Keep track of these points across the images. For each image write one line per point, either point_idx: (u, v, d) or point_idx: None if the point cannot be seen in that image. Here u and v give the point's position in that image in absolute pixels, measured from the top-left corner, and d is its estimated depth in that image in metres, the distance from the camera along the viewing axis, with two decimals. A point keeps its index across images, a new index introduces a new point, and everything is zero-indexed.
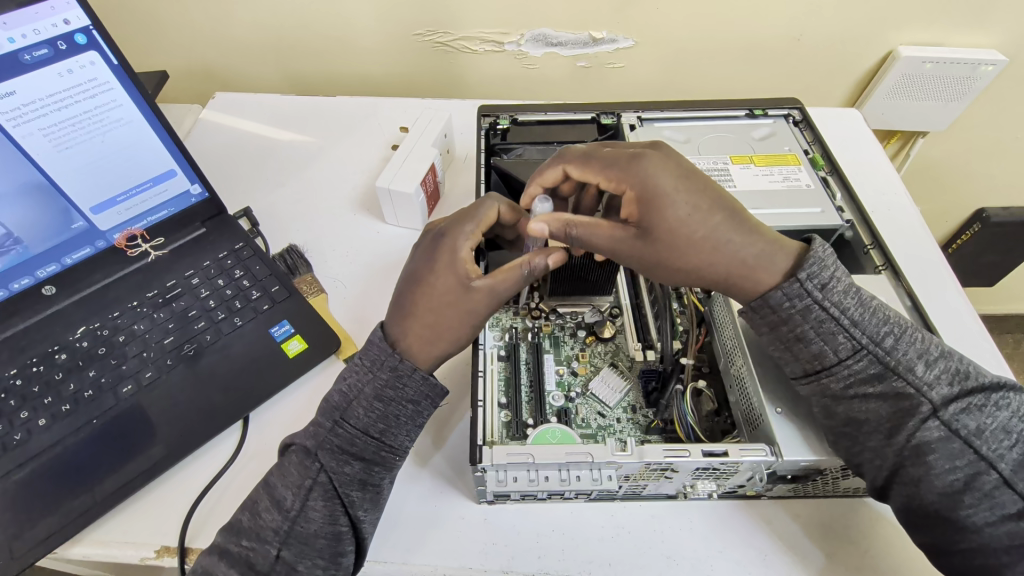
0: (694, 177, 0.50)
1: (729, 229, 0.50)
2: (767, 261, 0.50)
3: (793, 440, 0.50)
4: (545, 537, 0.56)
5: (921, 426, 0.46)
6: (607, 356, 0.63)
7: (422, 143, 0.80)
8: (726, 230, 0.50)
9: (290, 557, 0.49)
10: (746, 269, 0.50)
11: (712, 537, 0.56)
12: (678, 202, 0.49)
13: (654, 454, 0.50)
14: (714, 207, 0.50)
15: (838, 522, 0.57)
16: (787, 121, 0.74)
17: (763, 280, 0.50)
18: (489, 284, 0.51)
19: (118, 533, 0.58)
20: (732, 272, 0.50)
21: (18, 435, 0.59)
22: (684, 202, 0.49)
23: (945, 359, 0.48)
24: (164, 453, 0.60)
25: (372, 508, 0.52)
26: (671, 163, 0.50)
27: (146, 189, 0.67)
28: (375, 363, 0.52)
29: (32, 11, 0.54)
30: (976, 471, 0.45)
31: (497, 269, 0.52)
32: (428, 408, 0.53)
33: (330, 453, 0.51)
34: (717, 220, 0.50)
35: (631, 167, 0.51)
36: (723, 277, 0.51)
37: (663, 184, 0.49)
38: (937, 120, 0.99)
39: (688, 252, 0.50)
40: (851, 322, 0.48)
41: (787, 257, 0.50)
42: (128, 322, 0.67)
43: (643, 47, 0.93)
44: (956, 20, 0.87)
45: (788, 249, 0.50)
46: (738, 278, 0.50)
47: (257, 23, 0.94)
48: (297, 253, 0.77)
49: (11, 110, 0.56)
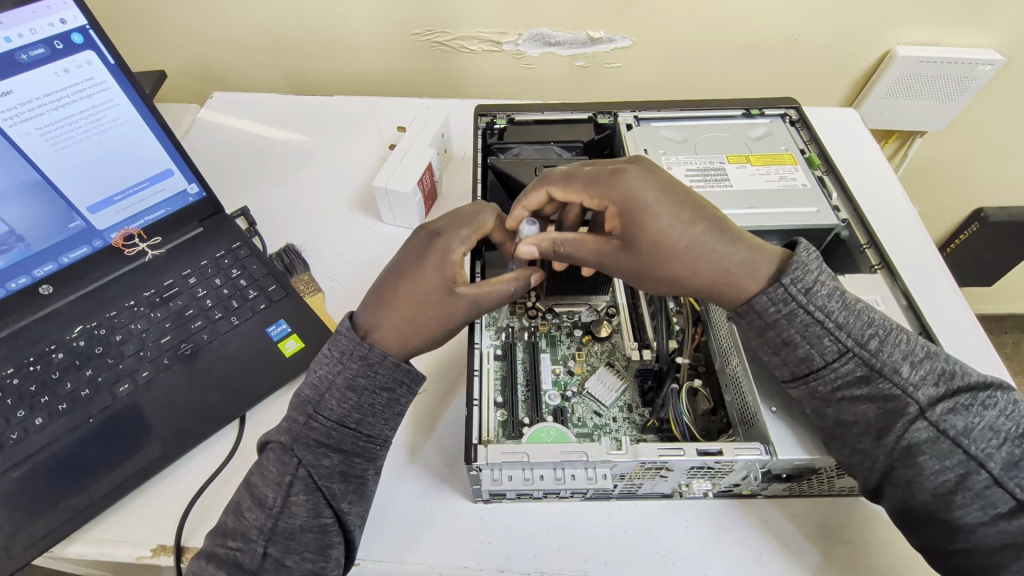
0: (675, 190, 0.52)
1: (711, 239, 0.51)
2: (751, 268, 0.50)
3: (786, 439, 0.51)
4: (540, 536, 0.56)
5: (909, 428, 0.46)
6: (603, 355, 0.63)
7: (419, 143, 0.80)
8: (709, 240, 0.51)
9: (277, 553, 0.49)
10: (729, 276, 0.50)
11: (707, 536, 0.56)
12: (659, 214, 0.51)
13: (649, 453, 0.50)
14: (696, 219, 0.51)
15: (834, 521, 0.57)
16: (784, 120, 0.74)
17: (747, 287, 0.50)
18: (473, 294, 0.52)
19: (115, 532, 0.58)
20: (716, 279, 0.51)
21: (15, 434, 0.59)
22: (666, 215, 0.51)
23: (932, 359, 0.48)
24: (161, 451, 0.60)
25: (356, 501, 0.52)
26: (651, 178, 0.52)
27: (143, 189, 0.67)
28: (345, 353, 0.51)
29: (28, 10, 0.54)
30: (966, 470, 0.45)
31: (484, 281, 0.53)
32: (405, 395, 0.53)
33: (306, 447, 0.51)
34: (699, 231, 0.51)
35: (612, 183, 0.52)
36: (707, 284, 0.51)
37: (645, 198, 0.51)
38: (935, 120, 0.99)
39: (671, 261, 0.51)
40: (835, 326, 0.48)
41: (771, 262, 0.51)
42: (125, 321, 0.67)
43: (641, 47, 0.93)
44: (954, 20, 0.87)
45: (772, 255, 0.51)
46: (721, 285, 0.51)
47: (257, 23, 0.95)
48: (294, 252, 0.78)
49: (8, 109, 0.56)
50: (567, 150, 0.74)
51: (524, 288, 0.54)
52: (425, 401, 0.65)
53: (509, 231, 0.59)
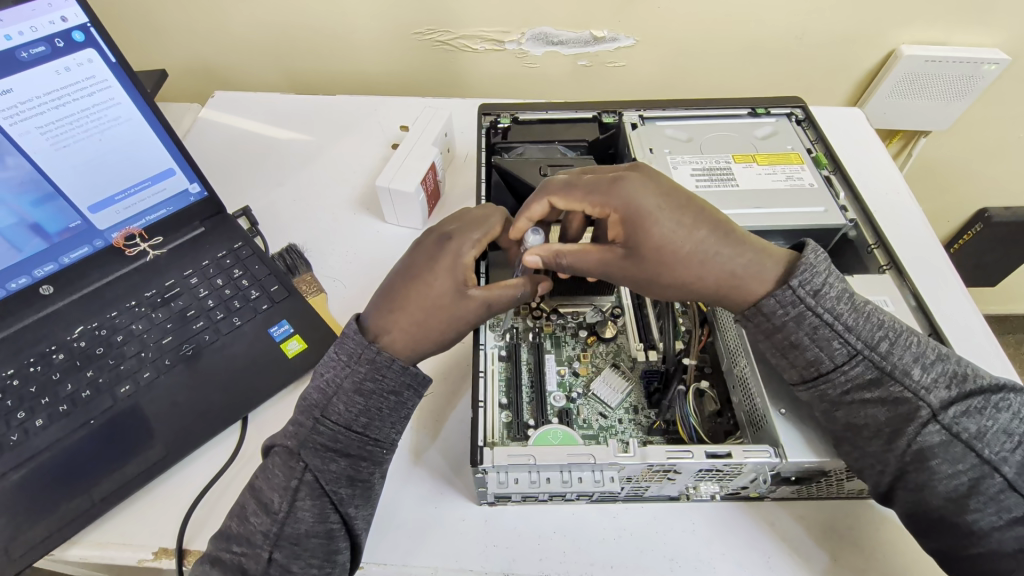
0: (676, 196, 0.52)
1: (715, 243, 0.50)
2: (757, 271, 0.50)
3: (795, 441, 0.50)
4: (546, 539, 0.56)
5: (921, 432, 0.45)
6: (609, 356, 0.62)
7: (422, 142, 0.79)
8: (713, 245, 0.50)
9: (283, 559, 0.48)
10: (736, 280, 0.50)
11: (715, 539, 0.56)
12: (662, 220, 0.50)
13: (657, 456, 0.50)
14: (698, 223, 0.51)
15: (841, 524, 0.56)
16: (790, 119, 0.74)
17: (754, 289, 0.50)
18: (483, 296, 0.52)
19: (117, 535, 0.57)
20: (723, 283, 0.50)
21: (16, 435, 0.59)
22: (668, 220, 0.50)
23: (942, 362, 0.48)
24: (163, 453, 0.60)
25: (363, 504, 0.52)
26: (651, 183, 0.51)
27: (144, 189, 0.67)
28: (352, 357, 0.51)
29: (29, 8, 0.54)
30: (980, 475, 0.44)
31: (495, 284, 0.53)
32: (412, 398, 0.52)
33: (313, 452, 0.50)
34: (703, 235, 0.50)
35: (612, 191, 0.51)
36: (714, 288, 0.51)
37: (647, 204, 0.50)
38: (938, 120, 0.98)
39: (676, 268, 0.50)
40: (845, 328, 0.48)
41: (777, 264, 0.50)
42: (126, 321, 0.66)
43: (643, 46, 0.93)
44: (958, 19, 0.87)
45: (778, 258, 0.50)
46: (727, 289, 0.50)
47: (257, 22, 0.94)
48: (297, 252, 0.77)
49: (10, 108, 0.55)
50: (572, 150, 0.72)
51: (533, 292, 0.55)
52: (428, 402, 0.65)
53: (515, 240, 0.57)
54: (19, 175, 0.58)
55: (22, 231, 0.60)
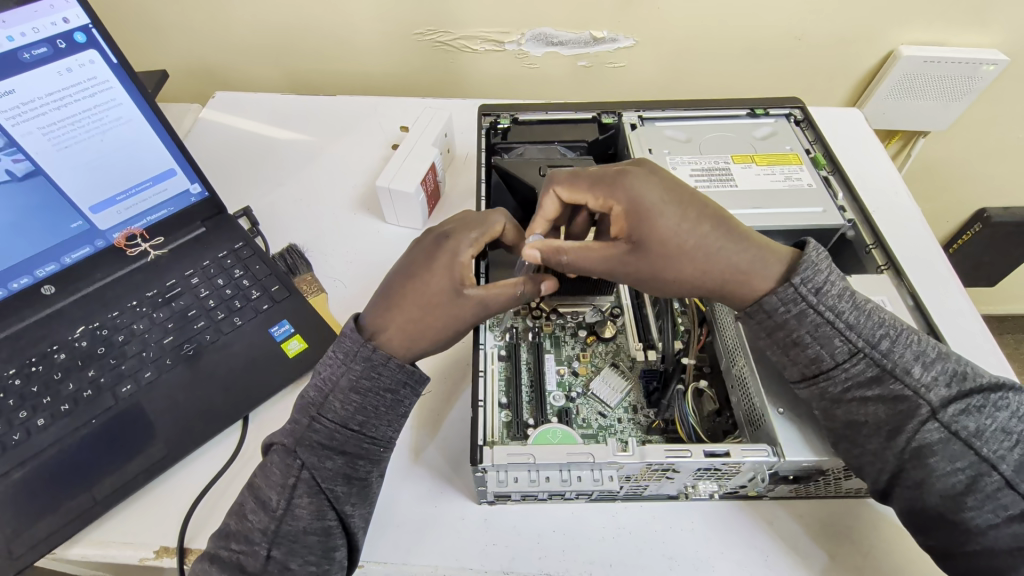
0: (680, 190, 0.52)
1: (720, 237, 0.51)
2: (761, 267, 0.50)
3: (793, 440, 0.50)
4: (545, 538, 0.56)
5: (920, 429, 0.46)
6: (608, 356, 0.63)
7: (422, 142, 0.79)
8: (718, 239, 0.51)
9: (281, 556, 0.48)
10: (741, 275, 0.50)
11: (713, 538, 0.56)
12: (667, 214, 0.51)
13: (655, 455, 0.50)
14: (702, 218, 0.51)
15: (839, 522, 0.57)
16: (789, 120, 0.74)
17: (760, 285, 0.50)
18: (478, 297, 0.52)
19: (117, 534, 0.57)
20: (728, 278, 0.50)
21: (17, 435, 0.59)
22: (672, 214, 0.51)
23: (943, 360, 0.48)
24: (164, 452, 0.60)
25: (360, 503, 0.52)
26: (654, 178, 0.52)
27: (146, 189, 0.67)
28: (348, 356, 0.51)
29: (31, 9, 0.54)
30: (977, 472, 0.44)
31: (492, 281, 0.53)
32: (408, 396, 0.52)
33: (309, 449, 0.50)
34: (707, 230, 0.51)
35: (616, 184, 0.52)
36: (719, 283, 0.51)
37: (650, 198, 0.51)
38: (937, 121, 0.99)
39: (680, 262, 0.51)
40: (846, 326, 0.48)
41: (782, 262, 0.50)
42: (127, 321, 0.66)
43: (643, 46, 0.93)
44: (957, 20, 0.87)
45: (782, 255, 0.51)
46: (732, 284, 0.50)
47: (257, 22, 0.94)
48: (296, 252, 0.77)
49: (12, 109, 0.55)
50: (572, 150, 0.72)
51: (534, 292, 0.54)
52: (427, 402, 0.65)
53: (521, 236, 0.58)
54: (33, 177, 0.59)
55: (38, 232, 0.62)
